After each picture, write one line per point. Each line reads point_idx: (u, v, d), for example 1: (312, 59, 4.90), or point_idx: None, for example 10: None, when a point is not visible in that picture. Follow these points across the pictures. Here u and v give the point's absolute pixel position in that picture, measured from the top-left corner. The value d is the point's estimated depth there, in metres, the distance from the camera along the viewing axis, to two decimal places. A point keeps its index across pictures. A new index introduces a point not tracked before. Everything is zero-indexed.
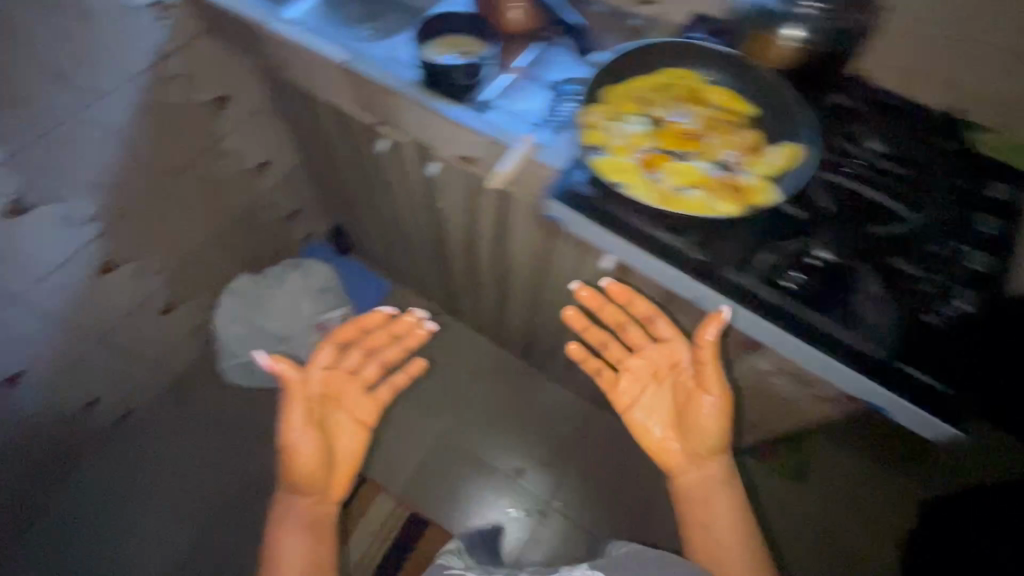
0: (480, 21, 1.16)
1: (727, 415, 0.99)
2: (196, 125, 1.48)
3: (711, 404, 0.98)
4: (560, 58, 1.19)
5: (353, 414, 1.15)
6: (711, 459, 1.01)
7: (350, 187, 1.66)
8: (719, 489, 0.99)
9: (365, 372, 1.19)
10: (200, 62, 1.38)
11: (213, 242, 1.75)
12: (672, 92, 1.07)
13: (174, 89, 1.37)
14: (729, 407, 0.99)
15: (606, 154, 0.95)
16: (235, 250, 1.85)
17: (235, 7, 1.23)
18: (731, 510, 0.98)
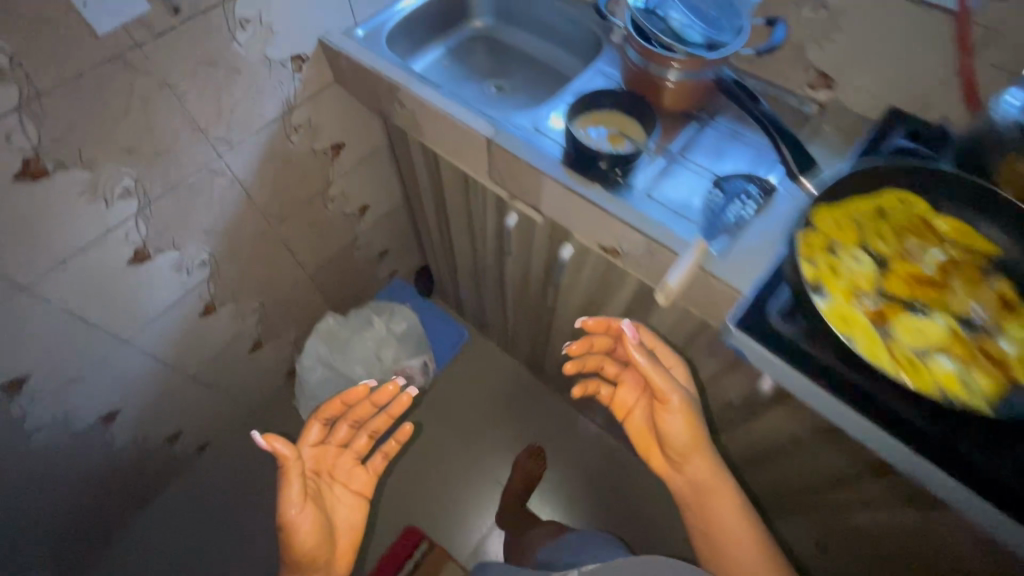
0: (638, 99, 1.06)
1: (695, 423, 0.95)
2: (311, 172, 1.45)
3: (667, 412, 0.95)
4: (722, 141, 1.07)
5: (350, 487, 1.00)
6: (698, 457, 0.96)
7: (452, 238, 1.61)
8: (719, 493, 0.95)
9: (354, 444, 1.03)
10: (323, 112, 1.36)
11: (306, 281, 1.72)
12: (903, 223, 0.87)
13: (297, 137, 1.34)
14: (688, 413, 0.94)
15: (832, 299, 0.76)
16: (324, 287, 1.82)
17: (372, 64, 1.17)
18: (738, 508, 0.95)
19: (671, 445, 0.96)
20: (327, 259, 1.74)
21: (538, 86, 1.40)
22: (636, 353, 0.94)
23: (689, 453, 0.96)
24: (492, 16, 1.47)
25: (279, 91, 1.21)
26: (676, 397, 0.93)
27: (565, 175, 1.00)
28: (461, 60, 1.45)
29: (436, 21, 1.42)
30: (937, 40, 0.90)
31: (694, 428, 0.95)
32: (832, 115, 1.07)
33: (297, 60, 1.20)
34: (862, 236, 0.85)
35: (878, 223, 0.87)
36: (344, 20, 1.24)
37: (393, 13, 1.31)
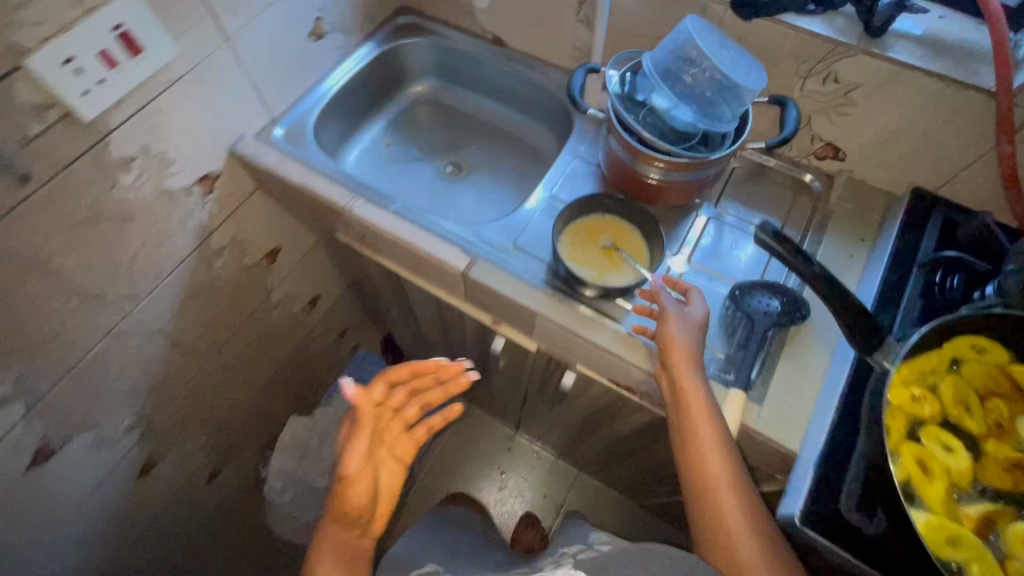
0: (629, 201, 0.90)
1: (690, 351, 0.73)
2: (243, 288, 1.20)
3: (663, 329, 0.75)
4: (731, 235, 0.93)
5: (393, 452, 0.77)
6: (681, 365, 0.72)
7: (422, 329, 1.39)
8: (684, 371, 0.72)
9: (406, 412, 0.79)
10: (251, 225, 1.12)
11: (260, 395, 1.47)
12: (1002, 371, 0.63)
13: (219, 260, 1.10)
14: (693, 324, 0.75)
15: (936, 518, 0.55)
16: (281, 393, 1.57)
17: (302, 182, 0.96)
18: (742, 488, 0.65)
19: (671, 352, 0.73)
20: (282, 365, 1.50)
21: (500, 159, 1.22)
22: (659, 295, 0.78)
23: (681, 385, 0.71)
24: (435, 76, 1.26)
25: (191, 221, 0.97)
26: (672, 308, 0.75)
27: (564, 311, 0.85)
28: (405, 136, 1.25)
29: (369, 93, 1.20)
30: (970, 121, 0.77)
31: (695, 352, 0.73)
32: (846, 191, 0.94)
33: (207, 182, 0.96)
34: (958, 405, 0.61)
35: (969, 375, 0.63)
36: (257, 121, 1.00)
37: (316, 100, 1.09)
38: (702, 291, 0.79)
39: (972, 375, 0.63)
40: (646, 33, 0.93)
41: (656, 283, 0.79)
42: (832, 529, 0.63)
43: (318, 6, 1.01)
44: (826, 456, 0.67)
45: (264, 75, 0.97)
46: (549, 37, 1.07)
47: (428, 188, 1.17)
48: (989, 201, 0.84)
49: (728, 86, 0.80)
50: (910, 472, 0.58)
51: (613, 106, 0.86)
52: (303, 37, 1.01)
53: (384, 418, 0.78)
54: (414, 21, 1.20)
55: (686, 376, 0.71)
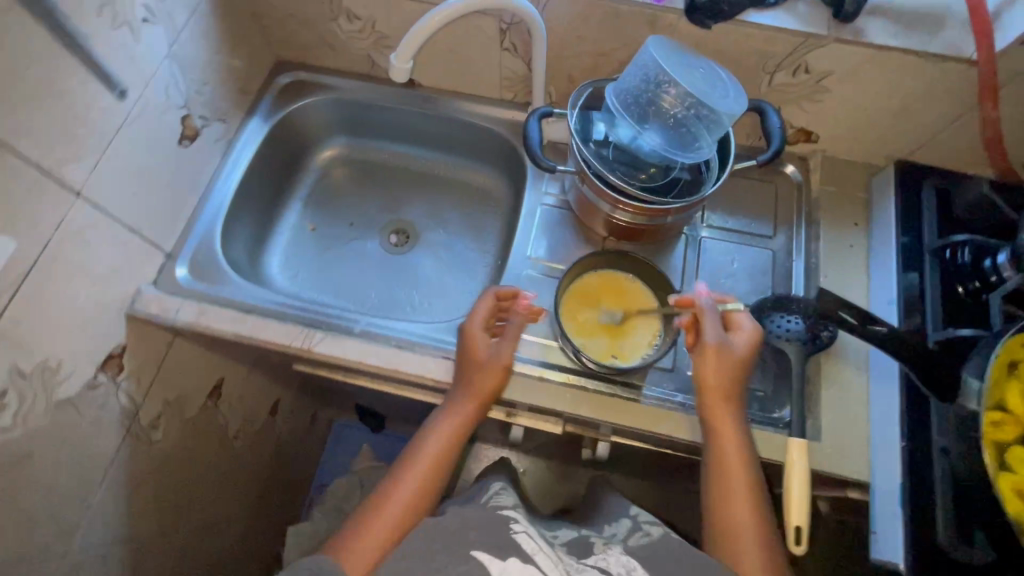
0: (624, 255, 0.81)
1: (727, 388, 0.66)
2: (197, 450, 0.95)
3: (699, 360, 0.67)
4: (733, 255, 0.86)
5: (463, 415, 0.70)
6: (716, 399, 0.66)
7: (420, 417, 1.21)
8: (719, 411, 0.66)
9: (484, 380, 0.71)
10: (184, 378, 0.88)
11: (252, 554, 1.19)
12: None
13: (157, 436, 0.85)
14: (734, 359, 0.66)
15: None
16: (275, 536, 1.29)
17: (236, 331, 0.78)
18: (769, 534, 0.60)
19: (706, 387, 0.66)
20: (267, 507, 1.23)
21: (445, 211, 1.05)
22: (704, 318, 0.68)
23: (714, 420, 0.66)
24: (343, 132, 1.05)
25: (110, 415, 0.76)
26: (714, 338, 0.67)
27: (589, 400, 0.75)
28: (330, 211, 1.05)
29: (272, 177, 0.99)
30: (946, 87, 0.74)
31: (733, 389, 0.66)
32: (827, 176, 0.89)
33: (113, 363, 0.75)
34: None
35: None
36: (151, 265, 0.80)
37: (215, 210, 0.88)
38: (750, 321, 0.69)
39: None
40: (585, 52, 0.81)
41: (702, 302, 0.70)
42: (939, 573, 0.61)
43: (179, 102, 0.80)
44: (910, 494, 0.64)
45: (141, 210, 0.77)
46: (469, 69, 0.92)
47: (379, 271, 0.99)
48: (970, 157, 0.82)
49: (714, 121, 0.67)
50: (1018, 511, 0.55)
51: (581, 155, 0.75)
52: (173, 146, 0.80)
53: (491, 375, 0.71)
54: (299, 78, 0.99)
55: (722, 415, 0.65)
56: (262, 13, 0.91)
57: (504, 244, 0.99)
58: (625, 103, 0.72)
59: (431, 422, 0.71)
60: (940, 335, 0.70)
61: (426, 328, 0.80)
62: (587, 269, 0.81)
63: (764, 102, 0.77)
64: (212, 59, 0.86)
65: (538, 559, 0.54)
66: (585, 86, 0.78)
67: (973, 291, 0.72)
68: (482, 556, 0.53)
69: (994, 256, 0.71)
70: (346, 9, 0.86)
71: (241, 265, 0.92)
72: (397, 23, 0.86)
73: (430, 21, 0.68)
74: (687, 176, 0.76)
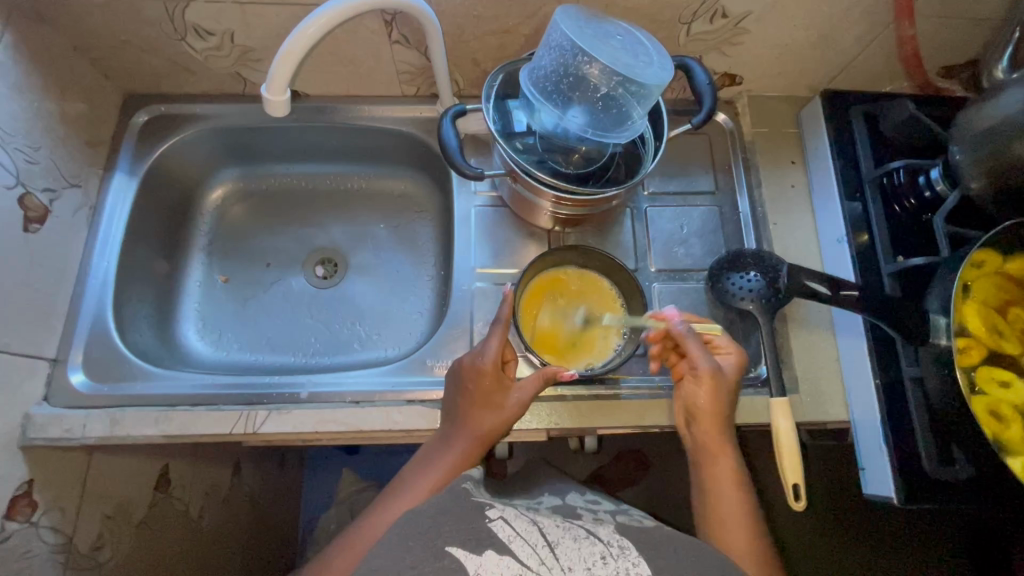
0: (575, 248, 0.75)
1: (721, 414, 0.64)
2: (158, 564, 0.80)
3: (694, 389, 0.65)
4: (682, 220, 0.83)
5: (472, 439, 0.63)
6: (710, 425, 0.64)
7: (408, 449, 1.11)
8: (715, 435, 0.64)
9: (499, 403, 0.64)
10: (118, 488, 0.74)
11: None
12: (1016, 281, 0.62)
13: (100, 567, 0.71)
14: (727, 384, 0.65)
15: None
16: None
17: (162, 430, 0.68)
18: (766, 542, 0.58)
19: (701, 415, 0.64)
20: None
21: (371, 227, 0.94)
22: (687, 344, 0.65)
23: (709, 446, 0.64)
24: (233, 164, 0.92)
25: (39, 560, 0.64)
26: (708, 367, 0.64)
27: (570, 408, 0.71)
28: (238, 256, 0.90)
29: (160, 234, 0.85)
30: (859, 9, 0.71)
31: (727, 414, 0.65)
32: (760, 118, 0.86)
33: (23, 506, 0.63)
34: (997, 335, 0.60)
35: (994, 297, 0.61)
36: (38, 379, 0.69)
37: (100, 291, 0.75)
38: (732, 344, 0.69)
39: (996, 299, 0.61)
40: (484, 32, 0.73)
41: (677, 326, 0.66)
42: (928, 493, 0.63)
43: (9, 181, 0.66)
44: (891, 426, 0.65)
45: (3, 323, 0.64)
46: (360, 71, 0.81)
47: (312, 311, 0.88)
48: (887, 73, 0.81)
49: (643, 96, 0.62)
50: (997, 427, 0.56)
51: (507, 154, 0.67)
52: (20, 235, 0.67)
53: (497, 413, 0.64)
54: (160, 112, 0.84)
55: (719, 441, 0.63)
56: (89, 46, 0.75)
57: (445, 251, 0.90)
58: (544, 90, 0.64)
59: (428, 450, 0.65)
60: (894, 268, 0.70)
61: (381, 374, 0.73)
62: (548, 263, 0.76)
63: (687, 58, 0.74)
64: (40, 115, 0.70)
65: (516, 549, 0.44)
66: (495, 74, 0.70)
67: (912, 209, 0.73)
68: (456, 551, 0.42)
69: (929, 171, 0.70)
70: (192, 25, 0.72)
71: (151, 347, 0.79)
72: (260, 33, 0.73)
73: (300, 39, 0.58)
74: (623, 152, 0.72)
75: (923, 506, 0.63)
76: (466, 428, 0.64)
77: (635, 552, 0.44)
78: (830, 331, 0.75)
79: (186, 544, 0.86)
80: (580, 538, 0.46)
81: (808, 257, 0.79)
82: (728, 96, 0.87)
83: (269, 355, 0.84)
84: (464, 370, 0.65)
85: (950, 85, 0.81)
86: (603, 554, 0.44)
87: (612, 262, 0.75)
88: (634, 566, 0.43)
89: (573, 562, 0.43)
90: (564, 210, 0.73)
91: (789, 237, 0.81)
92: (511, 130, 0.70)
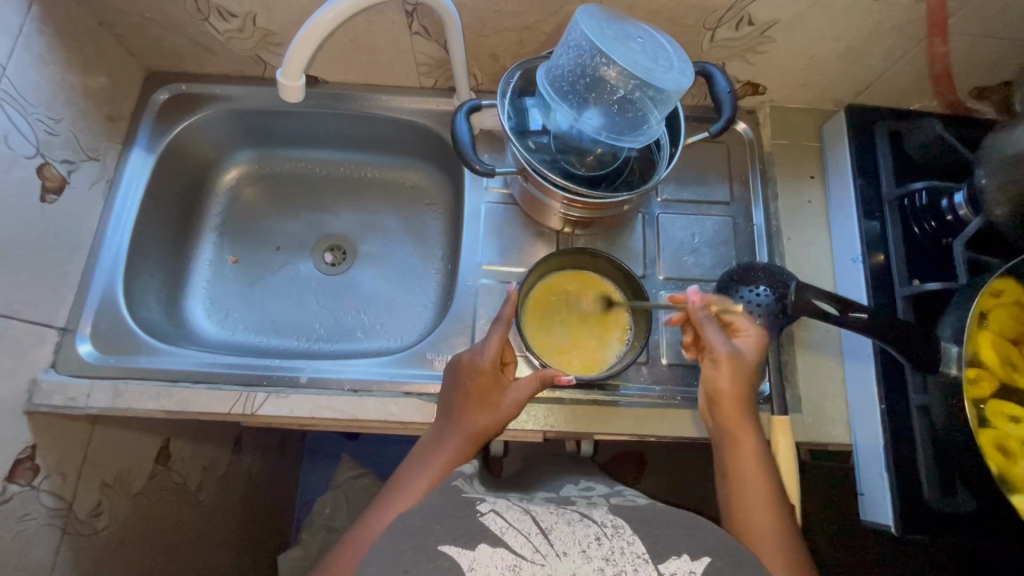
0: (584, 250, 0.74)
1: (743, 397, 0.62)
2: (153, 535, 0.82)
3: (711, 372, 0.63)
4: (694, 228, 0.82)
5: (468, 433, 0.63)
6: (733, 408, 0.61)
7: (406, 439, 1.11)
8: (736, 417, 0.62)
9: (494, 400, 0.64)
10: (119, 457, 0.76)
11: None
12: None
13: (97, 533, 0.73)
14: (745, 365, 0.63)
15: None
16: None
17: (163, 405, 0.69)
18: (790, 531, 0.55)
19: (722, 399, 0.62)
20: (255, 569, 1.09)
21: (381, 217, 0.94)
22: (706, 330, 0.64)
23: (732, 429, 0.61)
24: (250, 146, 0.92)
25: (37, 522, 0.66)
26: (726, 349, 0.62)
27: (567, 412, 0.71)
28: (249, 238, 0.91)
29: (174, 211, 0.86)
30: (892, 23, 0.69)
31: (749, 398, 0.62)
32: (781, 130, 0.85)
33: (24, 469, 0.65)
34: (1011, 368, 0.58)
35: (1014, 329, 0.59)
36: (46, 347, 0.70)
37: (112, 264, 0.76)
38: (753, 326, 0.67)
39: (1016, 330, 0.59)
40: (505, 28, 0.72)
41: (698, 308, 0.64)
42: (928, 525, 0.61)
43: (28, 151, 0.67)
44: (893, 453, 0.64)
45: (15, 290, 0.65)
46: (378, 60, 0.80)
47: (319, 297, 0.88)
48: (916, 91, 0.78)
49: (661, 100, 0.60)
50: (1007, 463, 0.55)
51: (519, 152, 0.66)
52: (36, 206, 0.68)
53: (491, 410, 0.64)
54: (181, 91, 0.85)
55: (741, 422, 0.61)
56: (115, 22, 0.75)
57: (453, 246, 0.90)
58: (561, 90, 0.64)
59: (424, 447, 0.65)
60: (908, 291, 0.68)
61: (381, 364, 0.74)
62: (555, 264, 0.75)
63: (709, 64, 0.72)
64: (62, 87, 0.71)
65: (510, 539, 0.43)
66: (512, 70, 0.69)
67: (931, 232, 0.71)
68: (449, 548, 0.41)
69: (953, 195, 0.68)
70: (216, 6, 0.72)
71: (158, 322, 0.80)
72: (282, 17, 0.73)
73: (317, 25, 0.58)
74: (638, 156, 0.72)
75: (921, 538, 0.61)
76: (461, 423, 0.64)
77: (630, 531, 0.43)
78: (838, 353, 0.73)
79: (181, 517, 0.87)
80: (573, 522, 0.45)
81: (820, 274, 0.78)
82: (750, 106, 0.86)
83: (273, 338, 0.85)
84: (463, 367, 0.65)
85: (981, 107, 0.78)
86: (598, 535, 0.43)
87: (619, 266, 0.74)
88: (630, 544, 0.42)
89: (568, 546, 0.42)
90: (575, 212, 0.73)
91: (803, 253, 0.79)
92: (526, 128, 0.70)
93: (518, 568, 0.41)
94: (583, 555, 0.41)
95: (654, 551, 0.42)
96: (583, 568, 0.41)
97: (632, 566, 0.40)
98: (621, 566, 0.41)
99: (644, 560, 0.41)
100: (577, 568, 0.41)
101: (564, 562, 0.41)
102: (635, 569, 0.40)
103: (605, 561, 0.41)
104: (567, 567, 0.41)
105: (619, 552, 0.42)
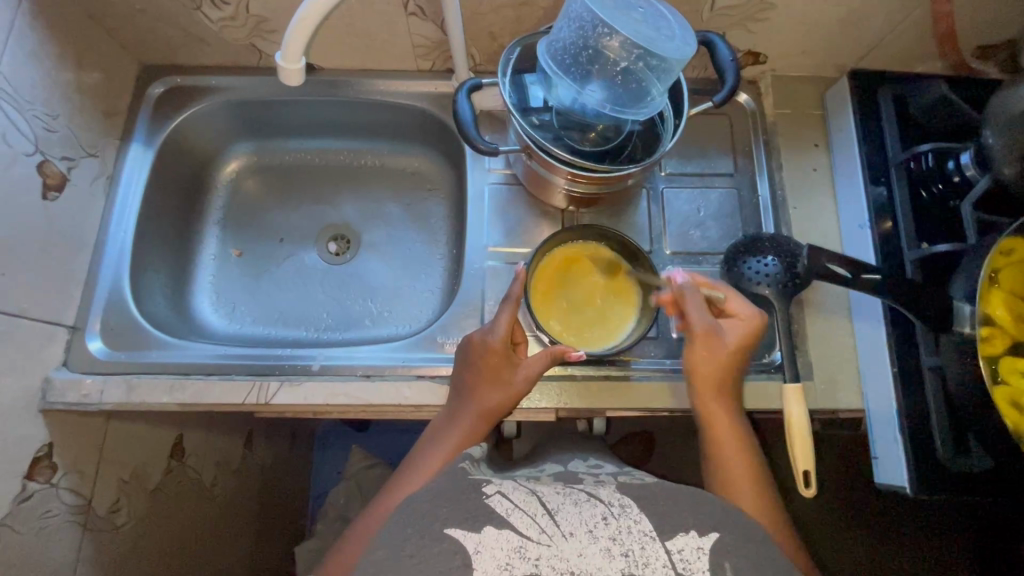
0: (593, 228, 0.74)
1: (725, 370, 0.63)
2: (169, 532, 0.82)
3: (688, 350, 0.64)
4: (698, 201, 0.81)
5: (481, 408, 0.64)
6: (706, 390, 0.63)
7: None
8: (708, 401, 0.63)
9: (504, 376, 0.64)
10: (135, 451, 0.76)
11: None
12: None
13: (116, 529, 0.74)
14: (723, 345, 0.63)
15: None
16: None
17: (175, 398, 0.69)
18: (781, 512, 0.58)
19: (696, 380, 0.63)
20: (273, 560, 1.09)
21: (384, 205, 0.93)
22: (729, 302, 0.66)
23: (707, 414, 0.63)
24: (247, 137, 0.91)
25: (59, 519, 0.66)
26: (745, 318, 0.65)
27: (579, 388, 0.71)
28: (251, 230, 0.91)
29: (176, 205, 0.86)
30: None
31: (724, 379, 0.63)
32: (783, 99, 0.84)
33: (42, 466, 0.65)
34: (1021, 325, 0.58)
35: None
36: (56, 345, 0.70)
37: (117, 259, 0.76)
38: (747, 308, 0.66)
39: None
40: (502, 4, 0.71)
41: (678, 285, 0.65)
42: (944, 485, 0.61)
43: (27, 148, 0.66)
44: (907, 418, 0.64)
45: (20, 288, 0.65)
46: (373, 45, 0.80)
47: (324, 286, 0.88)
48: (918, 54, 0.77)
49: (664, 70, 0.60)
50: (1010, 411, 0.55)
51: (524, 130, 0.65)
52: (37, 203, 0.67)
53: (503, 388, 0.64)
54: (176, 84, 0.84)
55: (714, 405, 0.63)
56: (106, 15, 0.74)
57: (457, 230, 0.89)
58: (562, 63, 0.62)
59: (438, 423, 0.66)
60: (918, 254, 0.68)
61: (391, 349, 0.74)
62: (583, 237, 0.75)
63: (710, 33, 0.71)
64: (56, 83, 0.70)
65: (516, 522, 0.44)
66: (512, 47, 0.68)
67: (938, 195, 0.71)
68: (454, 531, 0.43)
69: (958, 156, 0.68)
70: None
71: (166, 317, 0.80)
72: (275, 3, 0.72)
73: (312, 8, 0.57)
74: (641, 131, 0.71)
75: (936, 495, 0.62)
76: (474, 399, 0.64)
77: (637, 509, 0.45)
78: (846, 318, 0.74)
79: (198, 511, 0.88)
80: (581, 502, 0.46)
81: (827, 241, 0.77)
82: (751, 76, 0.85)
83: (282, 329, 0.85)
84: (473, 344, 0.65)
85: (985, 67, 0.77)
86: (605, 515, 0.44)
87: (635, 250, 0.73)
88: (637, 523, 0.44)
89: (574, 527, 0.43)
90: (581, 188, 0.72)
91: (811, 221, 0.78)
92: (527, 104, 0.69)
93: (523, 550, 0.42)
94: (590, 535, 0.43)
95: (661, 530, 0.43)
96: (589, 548, 0.42)
97: (638, 544, 0.42)
98: (626, 545, 0.42)
99: (651, 538, 0.43)
100: (583, 548, 0.42)
101: (570, 543, 0.42)
102: (641, 548, 0.42)
103: (612, 540, 0.42)
104: (573, 548, 0.42)
105: (625, 532, 0.43)
